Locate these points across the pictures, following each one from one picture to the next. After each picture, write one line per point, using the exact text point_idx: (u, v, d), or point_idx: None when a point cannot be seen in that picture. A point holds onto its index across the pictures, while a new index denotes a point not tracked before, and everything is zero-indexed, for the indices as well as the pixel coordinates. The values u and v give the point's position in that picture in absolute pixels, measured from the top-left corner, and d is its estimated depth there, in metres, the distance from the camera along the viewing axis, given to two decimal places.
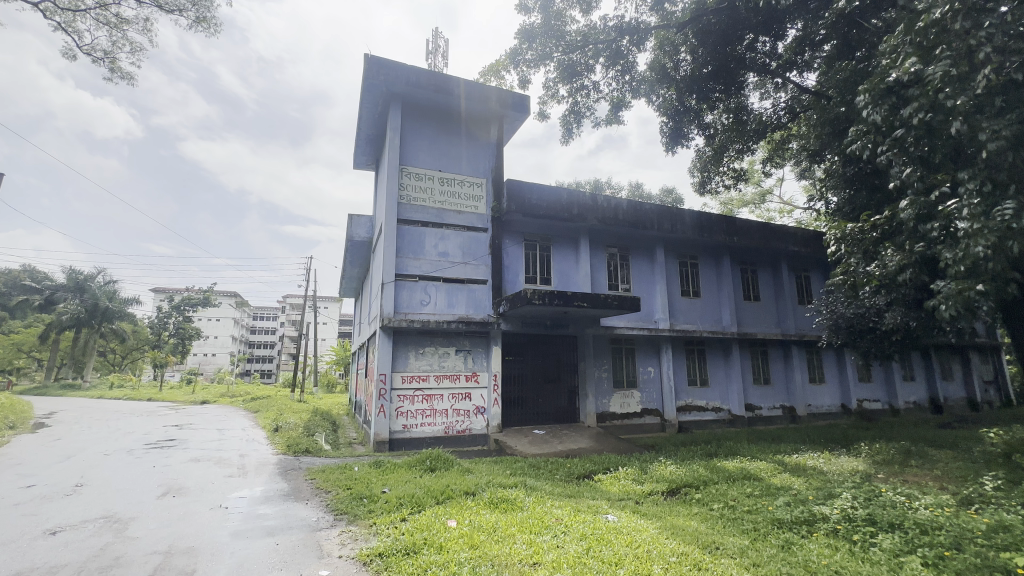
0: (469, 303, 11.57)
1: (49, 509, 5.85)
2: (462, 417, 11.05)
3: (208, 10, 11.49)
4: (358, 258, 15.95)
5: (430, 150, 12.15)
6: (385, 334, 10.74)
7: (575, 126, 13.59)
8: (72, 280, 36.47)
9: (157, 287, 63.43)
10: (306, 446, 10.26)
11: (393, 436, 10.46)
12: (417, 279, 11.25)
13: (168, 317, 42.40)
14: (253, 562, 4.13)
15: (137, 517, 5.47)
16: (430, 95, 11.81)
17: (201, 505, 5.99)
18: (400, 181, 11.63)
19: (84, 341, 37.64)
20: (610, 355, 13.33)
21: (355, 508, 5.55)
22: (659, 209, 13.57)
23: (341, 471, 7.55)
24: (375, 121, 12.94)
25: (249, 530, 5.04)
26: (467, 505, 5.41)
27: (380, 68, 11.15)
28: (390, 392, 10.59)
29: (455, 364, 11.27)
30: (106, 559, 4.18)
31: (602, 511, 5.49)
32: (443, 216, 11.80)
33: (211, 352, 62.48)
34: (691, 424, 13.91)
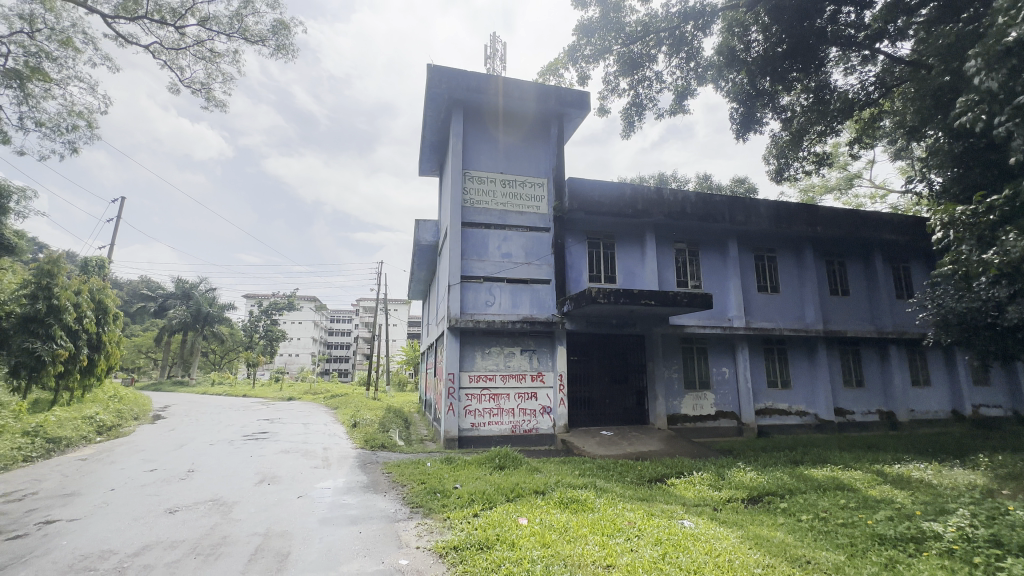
0: (533, 303, 11.62)
1: (167, 490, 6.63)
2: (529, 416, 11.13)
3: (286, 37, 12.55)
4: (425, 261, 16.53)
5: (492, 153, 12.33)
6: (453, 335, 11.02)
7: (636, 119, 13.19)
8: (180, 288, 40.99)
9: (249, 295, 70.10)
10: (381, 441, 10.80)
11: (462, 434, 10.72)
12: (481, 281, 11.47)
13: (259, 320, 46.49)
14: (338, 548, 4.40)
15: (239, 501, 6.05)
16: (490, 99, 11.97)
17: (293, 493, 6.51)
18: (464, 185, 11.89)
19: (189, 342, 42.22)
20: (680, 354, 12.80)
21: (430, 502, 5.77)
22: (732, 200, 12.83)
23: (414, 466, 7.87)
24: (438, 128, 13.33)
25: (335, 518, 5.40)
26: (538, 503, 5.44)
27: (443, 76, 11.48)
28: (458, 390, 10.88)
29: (520, 364, 11.36)
30: (216, 537, 4.65)
31: (677, 516, 5.29)
32: (506, 218, 11.95)
33: (295, 352, 67.81)
34: (772, 429, 13.02)
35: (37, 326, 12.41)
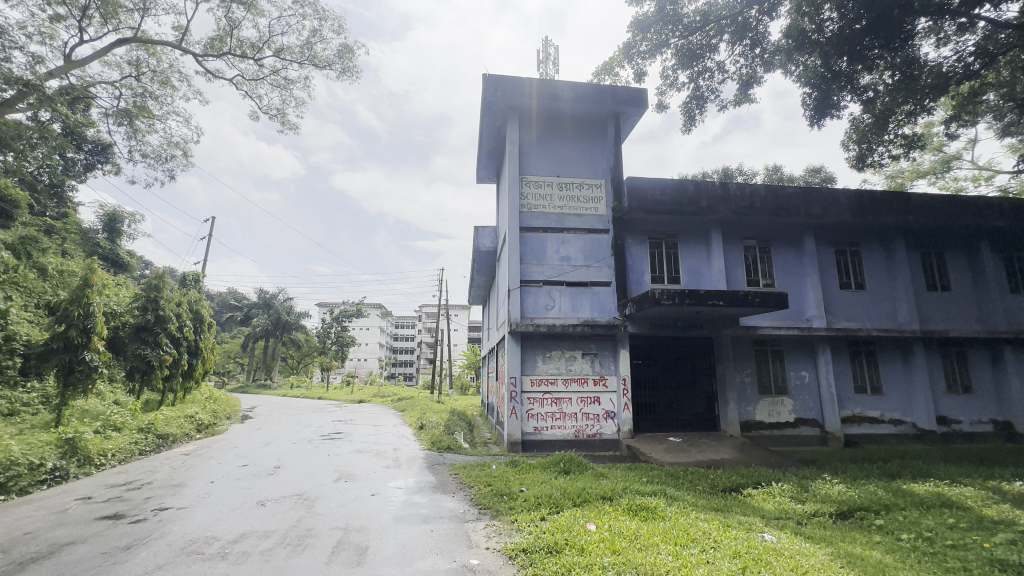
0: (593, 306, 11.49)
1: (258, 484, 7.22)
2: (592, 421, 10.98)
3: (350, 60, 13.38)
4: (485, 267, 16.83)
5: (548, 157, 12.36)
6: (514, 339, 11.11)
7: (698, 112, 12.68)
8: (262, 297, 44.44)
9: (322, 303, 74.75)
10: (447, 444, 11.09)
11: (525, 437, 10.76)
12: (541, 285, 11.50)
13: (331, 327, 49.42)
14: (412, 545, 4.58)
15: (321, 496, 6.47)
16: (545, 104, 12.03)
17: (368, 491, 6.85)
18: (521, 190, 12.00)
19: (271, 348, 45.67)
20: (753, 358, 12.10)
21: (497, 504, 5.84)
22: (807, 192, 11.97)
23: (481, 468, 8.01)
24: (495, 135, 13.57)
25: (407, 515, 5.62)
26: (606, 509, 5.35)
27: (498, 85, 11.68)
28: (521, 394, 10.94)
29: (581, 368, 11.25)
30: (302, 529, 5.00)
31: (756, 529, 4.99)
32: (564, 221, 11.92)
33: (364, 357, 71.36)
34: (862, 438, 11.94)
35: (147, 334, 13.99)
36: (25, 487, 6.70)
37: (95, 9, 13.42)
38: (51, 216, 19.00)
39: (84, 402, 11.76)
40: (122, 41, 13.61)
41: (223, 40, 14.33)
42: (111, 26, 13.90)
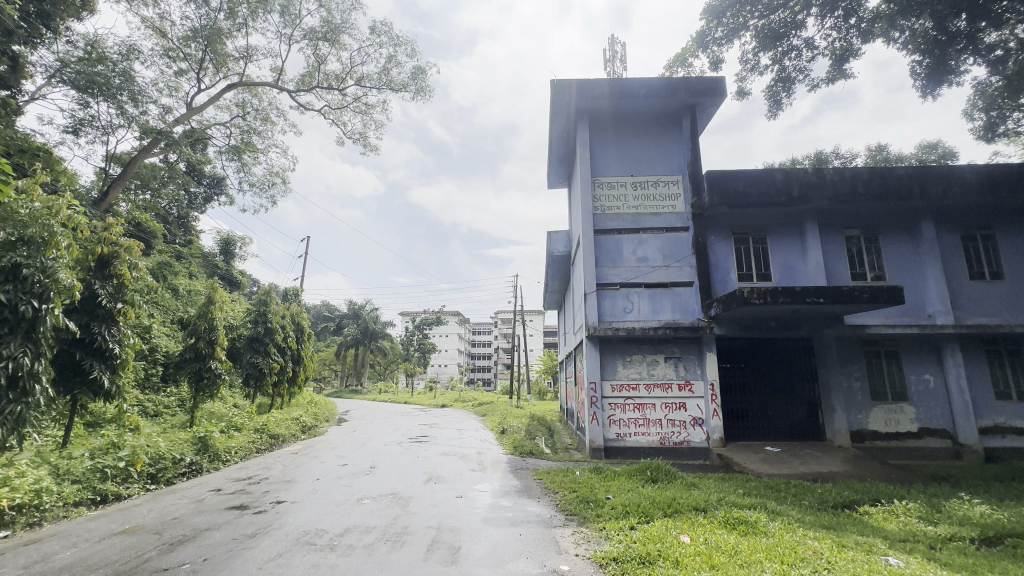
0: (675, 307, 11.03)
1: (357, 483, 7.77)
2: (678, 428, 10.51)
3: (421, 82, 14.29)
4: (559, 271, 16.80)
5: (620, 157, 12.11)
6: (592, 343, 10.95)
7: (785, 95, 11.78)
8: (352, 308, 47.85)
9: (405, 312, 78.90)
10: (529, 448, 11.19)
11: (608, 444, 10.52)
12: (618, 287, 11.26)
13: (414, 334, 51.98)
14: (502, 547, 4.67)
15: (413, 497, 6.81)
16: (615, 103, 11.81)
17: (456, 493, 7.11)
18: (594, 192, 11.86)
19: (361, 355, 48.93)
20: (863, 360, 10.89)
21: (583, 511, 5.78)
22: (922, 171, 10.61)
23: (564, 474, 7.97)
24: (565, 139, 13.56)
25: (496, 518, 5.75)
26: (699, 521, 5.08)
27: (567, 89, 11.67)
28: (601, 400, 10.74)
29: (665, 372, 10.81)
30: (399, 527, 5.30)
31: (879, 551, 4.46)
32: (639, 221, 11.59)
33: (444, 363, 74.12)
34: (1007, 453, 10.26)
35: (259, 344, 15.67)
36: (170, 478, 7.78)
37: (210, 61, 15.40)
38: (180, 243, 21.96)
39: (211, 405, 13.39)
40: (231, 87, 15.49)
41: (312, 75, 15.76)
42: (222, 74, 15.85)
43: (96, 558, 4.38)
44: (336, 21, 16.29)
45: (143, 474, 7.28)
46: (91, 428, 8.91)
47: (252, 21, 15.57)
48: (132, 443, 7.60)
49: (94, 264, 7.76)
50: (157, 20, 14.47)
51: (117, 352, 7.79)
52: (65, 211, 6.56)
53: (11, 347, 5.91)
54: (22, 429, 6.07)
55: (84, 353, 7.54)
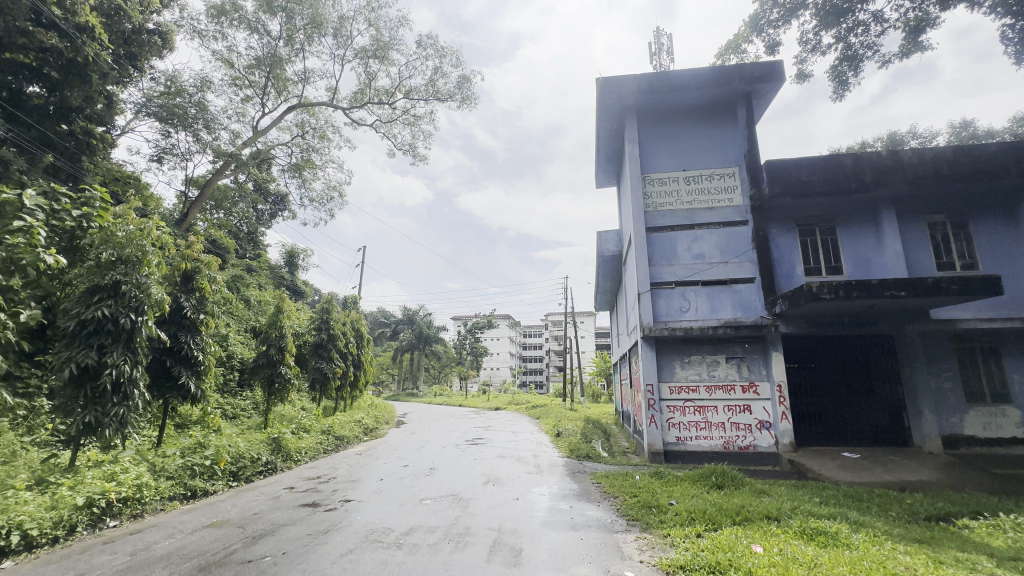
0: (735, 305, 10.53)
1: (419, 483, 8.01)
2: (743, 432, 10.01)
3: (466, 92, 14.65)
4: (610, 272, 16.52)
5: (671, 151, 11.75)
6: (648, 344, 10.66)
7: (852, 75, 10.99)
8: (406, 314, 49.40)
9: (457, 317, 80.40)
10: (586, 451, 11.05)
11: (667, 448, 10.19)
12: (673, 286, 10.91)
13: (466, 338, 52.84)
14: (564, 551, 4.63)
15: (473, 498, 6.91)
16: (664, 97, 11.48)
17: (515, 495, 7.15)
18: (645, 189, 11.57)
19: (417, 359, 50.37)
20: (954, 358, 9.91)
21: (645, 516, 5.63)
22: (1018, 147, 9.53)
23: (624, 478, 7.81)
24: (612, 137, 13.34)
25: (556, 521, 5.72)
26: (772, 530, 4.81)
27: (613, 86, 11.48)
28: (659, 402, 10.42)
29: (726, 373, 10.34)
30: (461, 527, 5.40)
31: (984, 570, 4.02)
32: (694, 216, 11.19)
33: (496, 366, 74.78)
34: None
35: (323, 350, 16.52)
36: (249, 476, 8.36)
37: (272, 86, 16.50)
38: (250, 257, 23.62)
39: (282, 408, 14.29)
40: (291, 109, 16.53)
41: (363, 92, 16.50)
42: (283, 97, 16.94)
43: (190, 548, 4.78)
44: (384, 39, 16.99)
45: (226, 471, 7.87)
46: (180, 429, 9.75)
47: (308, 45, 16.53)
48: (216, 443, 8.24)
49: (180, 279, 8.52)
50: (225, 52, 15.71)
51: (201, 359, 8.49)
52: (155, 232, 7.25)
53: (114, 355, 6.61)
54: (125, 430, 6.75)
55: (173, 360, 8.28)
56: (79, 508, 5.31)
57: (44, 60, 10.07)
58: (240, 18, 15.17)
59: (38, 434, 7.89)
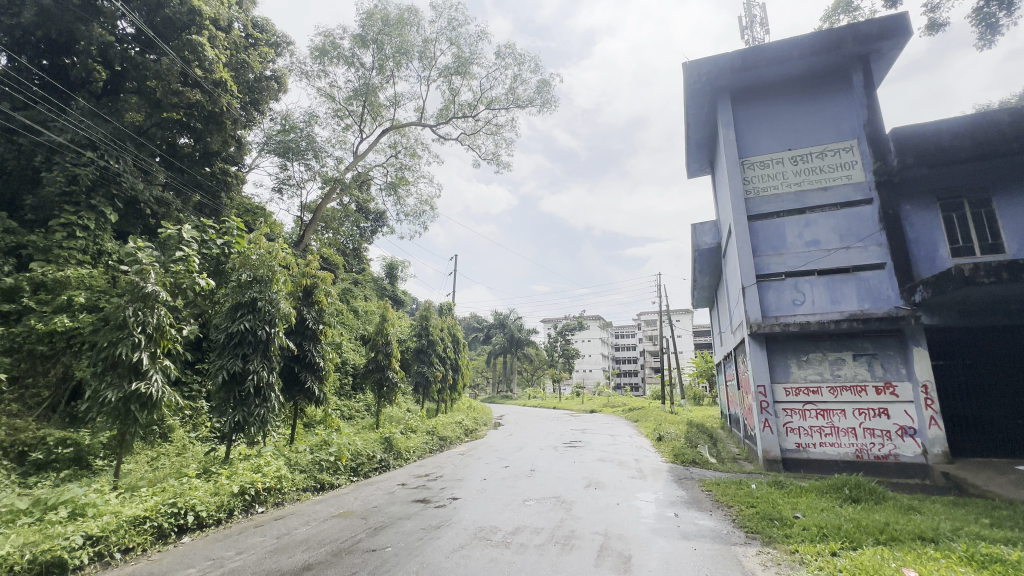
0: (862, 295, 9.31)
1: (521, 484, 8.14)
2: (880, 440, 8.79)
3: (545, 98, 14.81)
4: (708, 266, 15.51)
5: (773, 131, 10.76)
6: (757, 342, 9.82)
7: (1002, 15, 9.24)
8: (497, 318, 50.67)
9: (547, 320, 80.71)
10: (692, 457, 10.44)
11: (786, 455, 9.29)
12: (784, 277, 9.95)
13: (557, 340, 52.78)
14: (677, 561, 4.41)
15: (576, 501, 6.86)
16: (762, 72, 10.54)
17: (619, 500, 6.96)
18: (744, 174, 10.71)
19: (509, 363, 51.36)
20: None
21: (767, 530, 5.16)
22: None
23: (738, 487, 7.24)
24: (703, 123, 12.56)
25: (665, 529, 5.48)
26: (929, 553, 4.14)
27: (701, 69, 10.81)
28: (774, 405, 9.54)
29: (855, 373, 9.17)
30: (566, 530, 5.38)
31: None
32: (805, 199, 10.12)
33: (589, 368, 73.69)
34: None
35: (424, 355, 17.52)
36: (367, 472, 9.12)
37: (367, 113, 17.95)
38: (356, 271, 25.83)
39: (391, 410, 15.38)
40: (385, 132, 17.84)
41: (448, 108, 17.27)
42: (378, 122, 18.34)
43: (323, 535, 5.33)
44: (465, 54, 17.67)
45: (347, 467, 8.66)
46: (308, 428, 10.90)
47: (397, 71, 17.72)
48: (338, 441, 9.09)
49: (303, 293, 9.57)
50: (328, 88, 17.42)
51: (322, 364, 9.45)
52: (280, 253, 8.22)
53: (255, 362, 7.58)
54: (266, 428, 7.69)
55: (300, 367, 9.31)
56: (235, 494, 6.15)
57: (191, 114, 11.93)
58: (338, 55, 16.74)
59: (201, 430, 9.28)
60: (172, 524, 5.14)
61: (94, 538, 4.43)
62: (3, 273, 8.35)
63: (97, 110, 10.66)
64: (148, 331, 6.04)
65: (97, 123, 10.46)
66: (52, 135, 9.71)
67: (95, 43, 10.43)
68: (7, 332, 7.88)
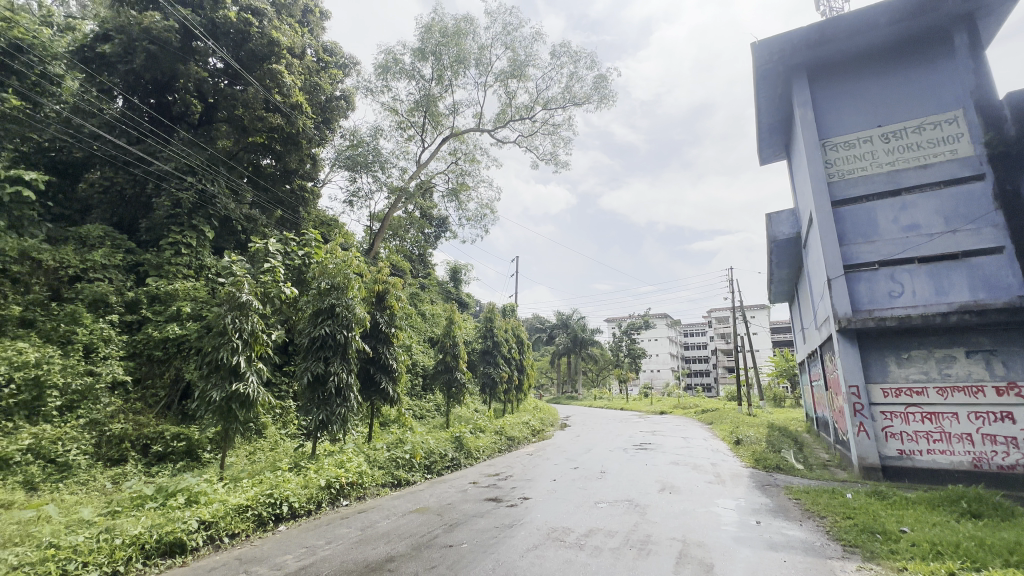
0: (974, 284, 8.24)
1: (592, 486, 8.01)
2: (1003, 447, 7.72)
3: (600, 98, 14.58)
4: (787, 258, 14.47)
5: (858, 108, 9.87)
6: (847, 338, 9.02)
7: None
8: (560, 318, 50.43)
9: (611, 319, 79.17)
10: (776, 463, 9.76)
11: (886, 463, 8.43)
12: (877, 267, 9.06)
13: (622, 340, 51.55)
14: (766, 572, 4.14)
15: (650, 505, 6.65)
16: (843, 45, 9.68)
17: (697, 506, 6.66)
18: (825, 157, 9.91)
19: (573, 363, 50.93)
20: None
21: (868, 544, 4.71)
22: None
23: (831, 496, 6.67)
24: (776, 106, 11.77)
25: (748, 538, 5.17)
26: None
27: (773, 48, 10.13)
28: (869, 408, 8.70)
29: (968, 371, 8.13)
30: (642, 534, 5.24)
31: None
32: (899, 180, 9.15)
33: (657, 368, 71.33)
34: None
35: (490, 356, 17.81)
36: (440, 469, 9.42)
37: (428, 123, 18.59)
38: (423, 276, 26.79)
39: (459, 409, 15.78)
40: (446, 140, 18.39)
41: (506, 111, 17.47)
42: (438, 131, 18.94)
43: (403, 529, 5.58)
44: (521, 57, 17.81)
45: (421, 464, 8.99)
46: (384, 426, 11.46)
47: (455, 80, 18.19)
48: (412, 440, 9.47)
49: (375, 299, 10.09)
50: (391, 102, 18.26)
51: (395, 366, 9.90)
52: (355, 262, 8.72)
53: (335, 364, 8.10)
54: (347, 426, 8.18)
55: (375, 368, 9.81)
56: (323, 487, 6.60)
57: (273, 137, 12.98)
58: (400, 70, 17.50)
59: (289, 427, 10.05)
60: (269, 513, 5.61)
61: (206, 523, 4.94)
62: (126, 288, 9.55)
63: (195, 139, 11.93)
64: (244, 336, 6.65)
65: (195, 151, 11.69)
66: (160, 164, 10.99)
67: (192, 79, 11.63)
68: (131, 339, 9.01)
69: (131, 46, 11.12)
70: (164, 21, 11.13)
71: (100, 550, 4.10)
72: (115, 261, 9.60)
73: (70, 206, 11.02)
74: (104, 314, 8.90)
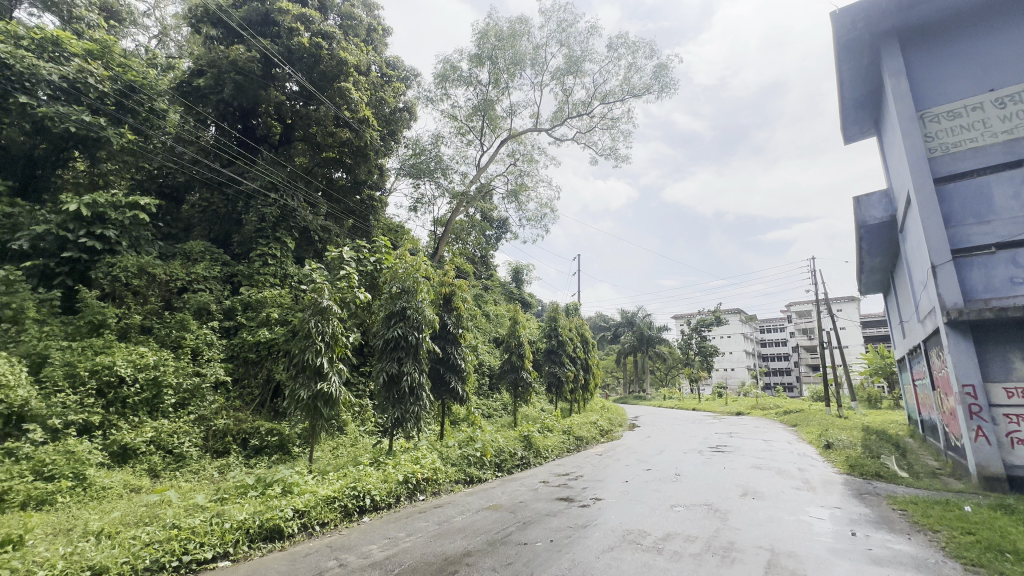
0: None
1: (667, 489, 7.74)
2: None
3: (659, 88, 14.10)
4: (879, 244, 13.15)
5: (963, 73, 8.77)
6: (957, 332, 8.03)
7: None
8: (625, 316, 49.23)
9: (679, 317, 76.10)
10: (875, 469, 8.88)
11: (1012, 473, 7.42)
12: (993, 250, 7.98)
13: (691, 337, 49.35)
14: None
15: (731, 511, 6.31)
16: (942, 4, 8.65)
17: (784, 513, 6.23)
18: (923, 130, 8.90)
19: (640, 362, 49.50)
20: None
21: (995, 564, 4.17)
22: None
23: (944, 508, 5.96)
24: (862, 78, 10.75)
25: (847, 550, 4.75)
26: None
27: (856, 16, 9.26)
28: (989, 410, 7.68)
29: None
30: (724, 541, 4.99)
31: None
32: (1019, 150, 8.01)
33: (731, 366, 67.55)
34: None
35: (555, 355, 17.76)
36: (510, 468, 9.54)
37: (487, 127, 18.90)
38: (486, 277, 27.25)
39: (526, 409, 15.88)
40: (504, 142, 18.61)
41: (563, 109, 17.35)
42: (497, 134, 19.21)
43: (478, 525, 5.71)
44: (576, 53, 17.62)
45: (492, 462, 9.17)
46: (454, 425, 11.80)
47: (511, 82, 18.35)
48: (482, 438, 9.66)
49: (442, 301, 10.42)
50: (451, 110, 18.76)
51: (463, 365, 10.15)
52: (422, 266, 9.06)
53: (408, 365, 8.46)
54: (420, 424, 8.50)
55: (445, 368, 10.12)
56: (401, 482, 6.92)
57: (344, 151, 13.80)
58: (458, 78, 17.95)
59: (368, 425, 10.63)
60: (354, 504, 5.98)
61: (301, 512, 5.37)
62: (223, 297, 10.57)
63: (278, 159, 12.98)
64: (326, 339, 7.13)
65: (278, 169, 12.70)
66: (248, 183, 12.10)
67: (272, 103, 12.65)
68: (230, 343, 9.94)
69: (220, 78, 12.21)
70: (248, 52, 12.18)
71: (214, 532, 4.58)
72: (214, 273, 10.68)
73: (176, 225, 12.35)
74: (207, 320, 9.91)
